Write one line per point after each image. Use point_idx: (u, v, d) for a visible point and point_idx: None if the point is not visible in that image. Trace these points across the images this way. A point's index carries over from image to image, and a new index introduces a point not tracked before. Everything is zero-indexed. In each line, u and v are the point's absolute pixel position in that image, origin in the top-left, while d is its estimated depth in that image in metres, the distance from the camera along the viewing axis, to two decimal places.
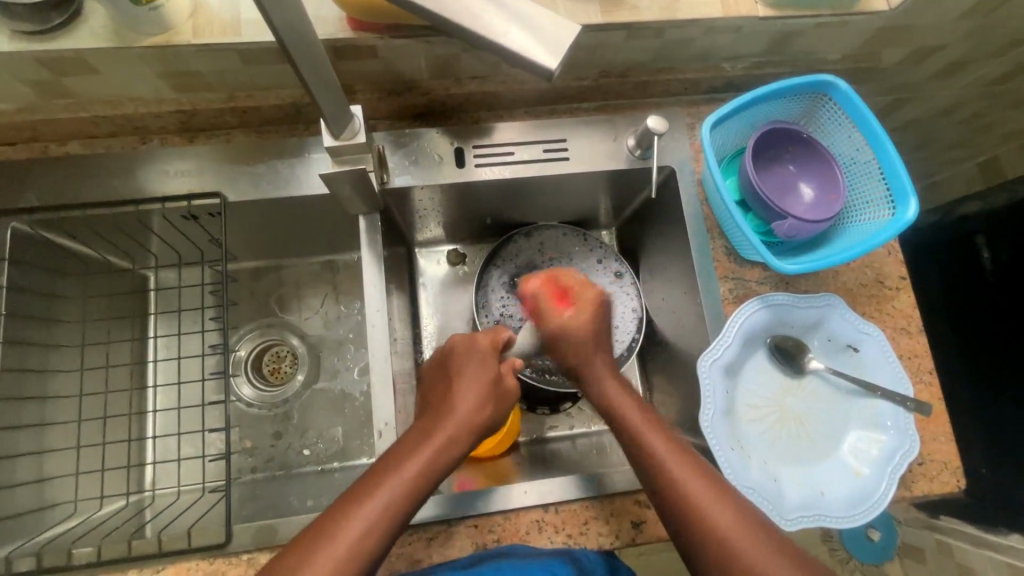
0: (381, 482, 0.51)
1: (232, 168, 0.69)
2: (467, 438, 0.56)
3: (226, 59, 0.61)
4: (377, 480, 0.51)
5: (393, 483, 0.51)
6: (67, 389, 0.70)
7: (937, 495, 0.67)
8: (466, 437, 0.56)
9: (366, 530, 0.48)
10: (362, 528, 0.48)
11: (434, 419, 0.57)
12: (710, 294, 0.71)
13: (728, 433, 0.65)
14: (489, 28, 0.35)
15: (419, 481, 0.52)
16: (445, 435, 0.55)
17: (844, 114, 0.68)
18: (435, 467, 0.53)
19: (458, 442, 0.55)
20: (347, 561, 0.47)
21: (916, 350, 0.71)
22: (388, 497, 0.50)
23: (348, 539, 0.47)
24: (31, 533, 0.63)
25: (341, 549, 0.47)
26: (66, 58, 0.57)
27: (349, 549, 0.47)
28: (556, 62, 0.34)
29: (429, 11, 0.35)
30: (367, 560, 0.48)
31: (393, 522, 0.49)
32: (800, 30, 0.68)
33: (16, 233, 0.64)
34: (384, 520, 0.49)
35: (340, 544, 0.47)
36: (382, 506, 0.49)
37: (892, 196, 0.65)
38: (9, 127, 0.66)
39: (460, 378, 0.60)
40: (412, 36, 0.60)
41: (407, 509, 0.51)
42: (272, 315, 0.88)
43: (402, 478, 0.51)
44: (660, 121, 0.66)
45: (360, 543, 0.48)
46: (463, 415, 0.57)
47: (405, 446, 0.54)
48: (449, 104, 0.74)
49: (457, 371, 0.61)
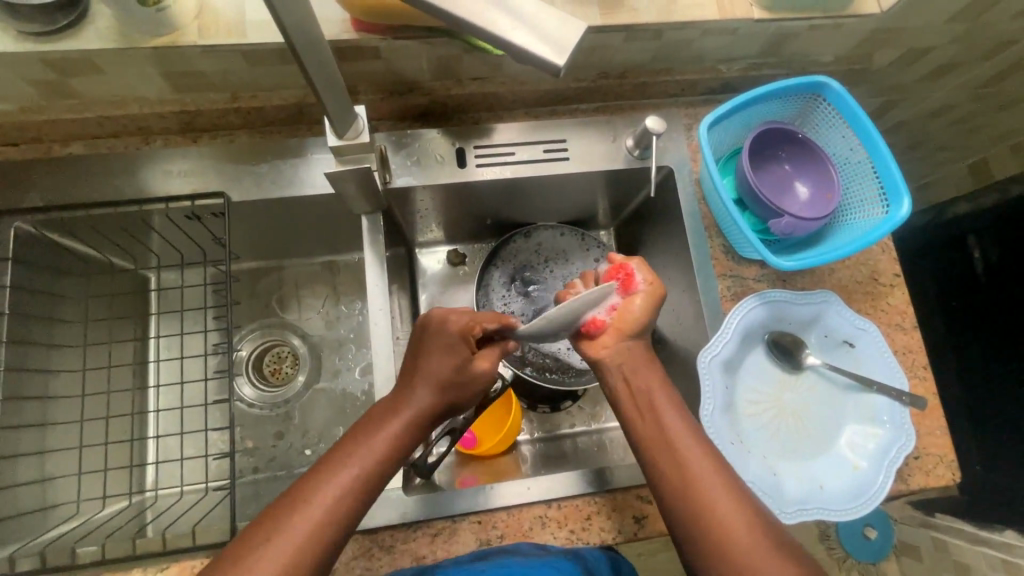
0: (352, 454, 0.51)
1: (235, 168, 0.70)
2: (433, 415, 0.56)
3: (231, 59, 0.61)
4: (349, 451, 0.51)
5: (365, 456, 0.51)
6: (69, 390, 0.70)
7: (934, 488, 0.68)
8: (427, 416, 0.55)
9: (337, 501, 0.48)
10: (333, 498, 0.48)
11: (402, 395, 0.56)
12: (708, 291, 0.72)
13: (727, 428, 0.66)
14: (501, 26, 0.36)
15: (390, 456, 0.52)
16: (412, 411, 0.55)
17: (837, 114, 0.70)
18: (402, 442, 0.54)
19: (426, 419, 0.55)
20: (316, 530, 0.47)
21: (911, 345, 0.72)
22: (358, 468, 0.50)
23: (318, 509, 0.47)
24: (34, 534, 0.63)
25: (311, 517, 0.47)
26: (72, 58, 0.58)
27: (317, 521, 0.47)
28: (564, 57, 0.35)
29: (443, 10, 0.35)
30: (337, 531, 0.48)
31: (363, 495, 0.50)
32: (795, 32, 0.70)
33: (19, 232, 0.64)
34: (354, 492, 0.49)
35: (310, 514, 0.47)
36: (353, 478, 0.50)
37: (886, 194, 0.66)
38: (12, 128, 0.66)
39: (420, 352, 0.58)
40: (414, 37, 0.61)
41: (376, 483, 0.51)
42: (273, 316, 0.89)
43: (373, 452, 0.52)
44: (659, 122, 0.68)
45: (330, 513, 0.47)
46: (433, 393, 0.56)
47: (375, 421, 0.54)
48: (450, 105, 0.75)
49: (422, 349, 0.58)
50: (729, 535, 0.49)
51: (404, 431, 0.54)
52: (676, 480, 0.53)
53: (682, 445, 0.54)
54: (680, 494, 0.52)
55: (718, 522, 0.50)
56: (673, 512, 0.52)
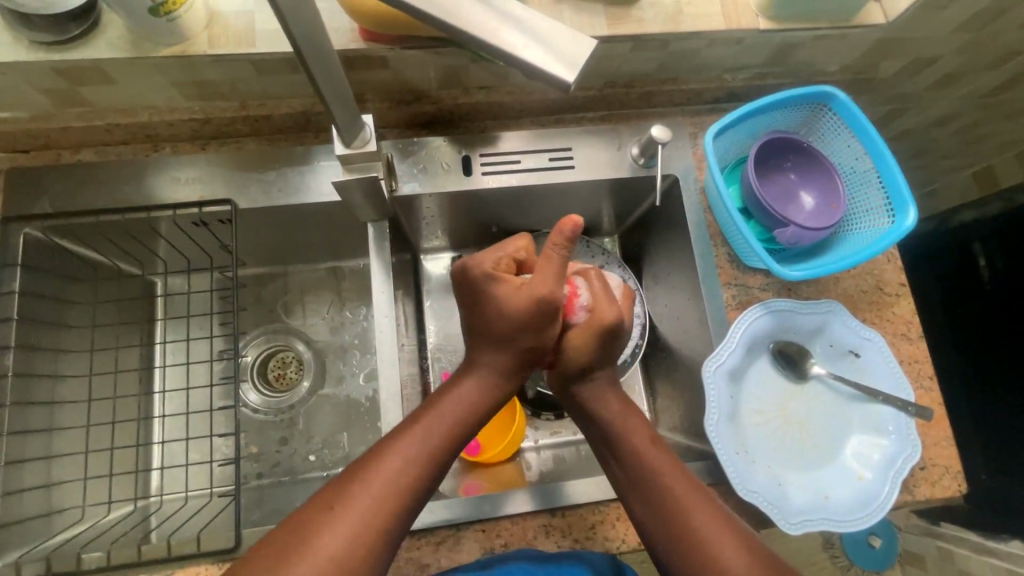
0: (413, 432, 0.54)
1: (242, 176, 0.70)
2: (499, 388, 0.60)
3: (240, 69, 0.62)
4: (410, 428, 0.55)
5: (427, 431, 0.54)
6: (75, 395, 0.70)
7: (939, 500, 0.67)
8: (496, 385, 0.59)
9: (398, 478, 0.51)
10: (396, 473, 0.51)
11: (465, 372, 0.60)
12: (713, 300, 0.72)
13: (732, 438, 0.65)
14: (515, 44, 0.36)
15: (449, 435, 0.55)
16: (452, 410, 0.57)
17: (843, 124, 0.70)
18: (465, 421, 0.57)
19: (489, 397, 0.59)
20: (354, 532, 0.47)
21: (916, 355, 0.72)
22: (420, 444, 0.53)
23: (382, 482, 0.50)
24: (39, 538, 0.63)
25: (374, 492, 0.49)
26: (84, 67, 0.58)
27: (353, 523, 0.47)
28: (578, 71, 0.36)
29: (457, 29, 0.36)
30: (398, 507, 0.50)
31: (426, 473, 0.53)
32: (800, 42, 0.70)
33: (29, 237, 0.65)
34: (415, 470, 0.52)
35: (371, 490, 0.50)
36: (415, 455, 0.53)
37: (892, 204, 0.66)
38: (22, 135, 0.67)
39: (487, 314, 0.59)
40: (422, 47, 0.61)
41: (437, 460, 0.54)
42: (278, 321, 0.89)
43: (435, 429, 0.55)
44: (664, 131, 0.68)
45: (390, 489, 0.50)
46: (494, 374, 0.59)
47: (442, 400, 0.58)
48: (456, 113, 0.75)
49: (487, 300, 0.58)
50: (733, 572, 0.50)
51: (466, 409, 0.57)
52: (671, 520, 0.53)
53: (673, 482, 0.55)
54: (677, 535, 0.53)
55: (723, 562, 0.50)
56: (675, 556, 0.53)
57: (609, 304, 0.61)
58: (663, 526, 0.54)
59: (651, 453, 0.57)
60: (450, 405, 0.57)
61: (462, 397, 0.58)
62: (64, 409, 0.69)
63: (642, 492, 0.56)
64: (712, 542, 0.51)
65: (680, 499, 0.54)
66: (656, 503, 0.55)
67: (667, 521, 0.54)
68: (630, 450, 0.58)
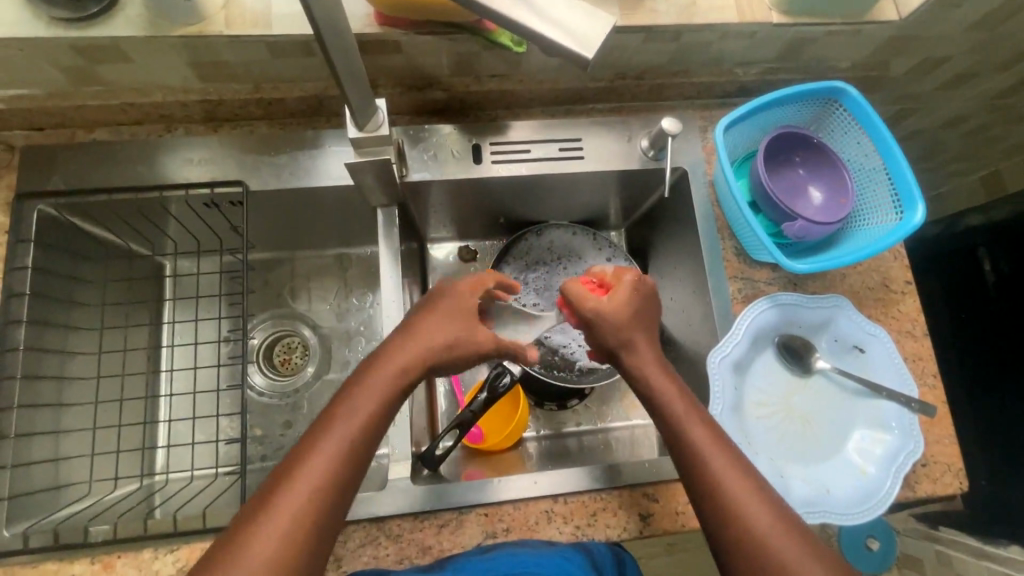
0: (338, 420, 0.50)
1: (254, 158, 0.71)
2: (421, 362, 0.55)
3: (255, 50, 0.62)
4: (333, 416, 0.51)
5: (351, 418, 0.51)
6: (84, 371, 0.71)
7: (941, 497, 0.67)
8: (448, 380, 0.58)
9: (325, 473, 0.48)
10: (322, 469, 0.48)
11: (384, 355, 0.55)
12: (719, 293, 0.72)
13: (736, 429, 0.66)
14: (538, 20, 0.36)
15: (374, 420, 0.51)
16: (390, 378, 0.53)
17: (854, 120, 0.70)
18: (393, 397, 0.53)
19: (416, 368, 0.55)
20: (296, 522, 0.45)
21: (920, 353, 0.72)
22: (344, 435, 0.50)
23: (310, 480, 0.47)
24: (47, 511, 0.64)
25: (302, 492, 0.46)
26: (101, 45, 0.59)
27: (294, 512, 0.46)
28: (596, 49, 0.36)
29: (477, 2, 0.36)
30: (329, 504, 0.47)
31: (354, 461, 0.49)
32: (812, 38, 0.70)
33: (42, 214, 0.66)
34: (343, 463, 0.49)
35: (302, 489, 0.47)
36: (338, 447, 0.49)
37: (901, 201, 0.67)
38: (37, 112, 0.67)
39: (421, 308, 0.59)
40: (436, 33, 0.62)
41: (363, 447, 0.50)
42: (286, 306, 0.90)
43: (359, 416, 0.51)
44: (674, 123, 0.68)
45: (321, 484, 0.47)
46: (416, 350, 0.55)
47: (359, 382, 0.53)
48: (467, 101, 0.76)
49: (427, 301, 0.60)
50: (784, 564, 0.48)
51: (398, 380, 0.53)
52: (715, 502, 0.51)
53: (718, 465, 0.53)
54: (722, 518, 0.51)
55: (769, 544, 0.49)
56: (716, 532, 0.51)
57: (591, 307, 0.61)
58: (710, 506, 0.52)
59: (692, 426, 0.55)
60: (372, 386, 0.52)
61: (382, 376, 0.53)
62: (72, 385, 0.69)
63: (684, 468, 0.54)
64: (756, 529, 0.49)
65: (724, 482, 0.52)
66: (699, 485, 0.53)
67: (712, 502, 0.51)
68: (677, 426, 0.55)
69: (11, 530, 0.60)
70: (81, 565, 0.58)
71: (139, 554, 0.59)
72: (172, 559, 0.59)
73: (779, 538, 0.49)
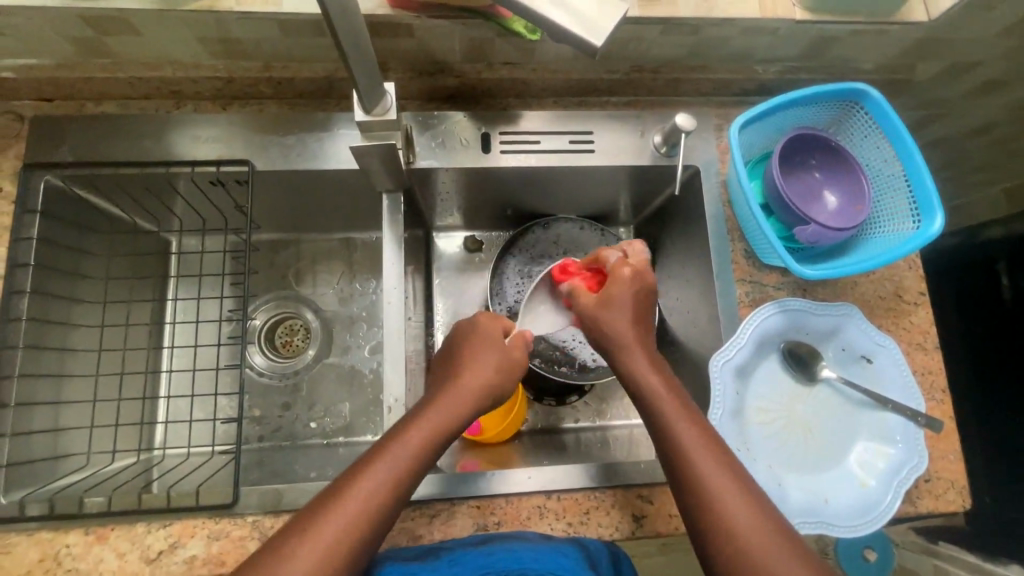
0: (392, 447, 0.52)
1: (261, 138, 0.70)
2: (470, 410, 0.57)
3: (265, 27, 0.61)
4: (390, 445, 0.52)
5: (391, 460, 0.51)
6: (87, 344, 0.71)
7: (942, 514, 0.66)
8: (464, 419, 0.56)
9: (366, 503, 0.48)
10: (357, 506, 0.48)
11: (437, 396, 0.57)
12: (726, 296, 0.71)
13: (735, 434, 0.65)
14: (548, 6, 0.35)
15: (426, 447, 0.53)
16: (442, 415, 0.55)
17: (874, 124, 0.68)
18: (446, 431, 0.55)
19: (461, 418, 0.56)
20: (344, 534, 0.46)
21: (930, 366, 0.70)
22: (384, 476, 0.50)
23: (345, 515, 0.47)
24: (46, 480, 0.65)
25: (342, 518, 0.47)
26: (110, 16, 0.59)
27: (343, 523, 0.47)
28: (606, 35, 0.35)
29: None
30: (368, 528, 0.47)
31: (397, 493, 0.50)
32: (837, 36, 0.68)
33: (49, 184, 0.66)
34: (378, 503, 0.49)
35: (334, 523, 0.47)
36: (376, 489, 0.49)
37: (918, 210, 0.65)
38: (47, 83, 0.67)
39: (469, 355, 0.60)
40: (449, 16, 0.61)
41: (398, 493, 0.50)
42: (289, 288, 0.89)
43: (400, 459, 0.51)
44: (688, 119, 0.66)
45: (372, 501, 0.48)
46: (465, 388, 0.57)
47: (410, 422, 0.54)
48: (479, 88, 0.74)
49: (459, 345, 0.63)
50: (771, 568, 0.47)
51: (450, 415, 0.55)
52: (708, 521, 0.50)
53: (722, 481, 0.51)
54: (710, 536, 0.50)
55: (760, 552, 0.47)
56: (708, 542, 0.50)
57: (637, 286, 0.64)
58: (704, 523, 0.50)
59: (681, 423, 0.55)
60: (421, 424, 0.54)
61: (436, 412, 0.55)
62: (75, 357, 0.70)
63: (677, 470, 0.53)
64: (754, 534, 0.48)
65: (726, 500, 0.50)
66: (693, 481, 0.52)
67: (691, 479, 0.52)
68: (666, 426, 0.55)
69: (10, 497, 0.61)
70: (75, 535, 0.59)
71: (133, 528, 0.59)
72: (165, 534, 0.59)
73: (781, 552, 0.47)
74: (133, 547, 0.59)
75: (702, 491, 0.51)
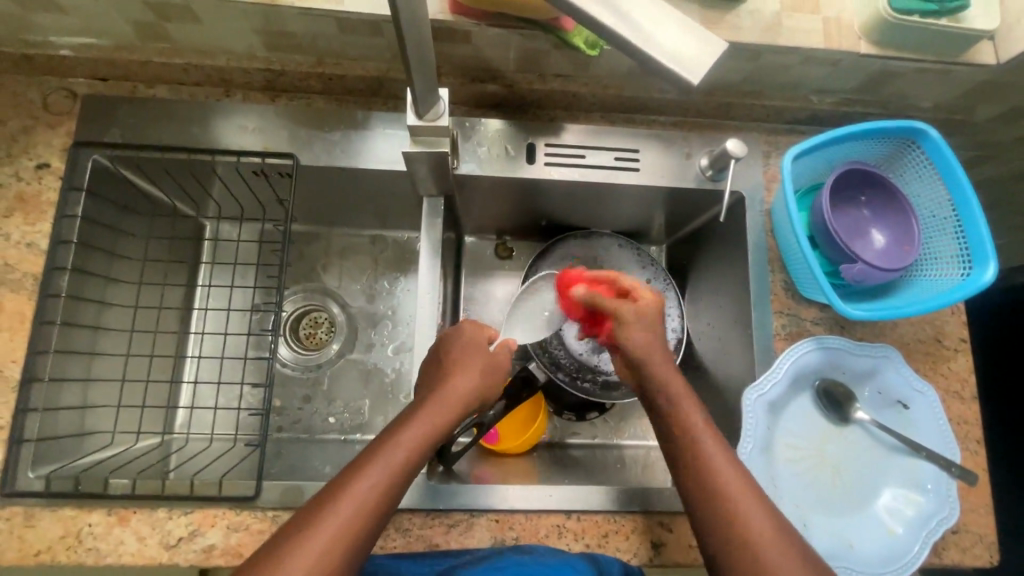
0: (381, 450, 0.50)
1: (307, 132, 0.70)
2: (458, 414, 0.55)
3: (324, 24, 0.61)
4: (378, 448, 0.50)
5: (384, 463, 0.49)
6: (120, 323, 0.72)
7: (967, 568, 0.64)
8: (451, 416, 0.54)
9: (359, 509, 0.46)
10: (349, 511, 0.46)
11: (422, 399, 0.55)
12: (762, 327, 0.70)
13: (763, 471, 0.64)
14: (614, 18, 0.34)
15: (420, 445, 0.51)
16: (432, 416, 0.53)
17: (930, 165, 0.66)
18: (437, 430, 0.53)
19: (453, 421, 0.55)
20: (339, 536, 0.45)
21: (966, 416, 0.68)
22: (377, 479, 0.48)
23: (338, 521, 0.45)
24: (71, 456, 0.65)
25: (335, 525, 0.45)
26: (174, 3, 0.59)
27: (337, 526, 0.45)
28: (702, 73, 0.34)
29: (579, 10, 0.34)
30: (362, 529, 0.46)
31: (392, 493, 0.48)
32: (899, 72, 0.67)
33: (96, 164, 0.67)
34: (374, 505, 0.47)
35: (328, 527, 0.44)
36: (369, 491, 0.47)
37: (970, 257, 0.63)
38: (102, 63, 0.67)
39: (456, 360, 0.59)
40: (508, 26, 0.60)
41: (396, 493, 0.49)
42: (318, 280, 0.90)
43: (393, 460, 0.49)
44: (739, 145, 0.65)
45: (364, 503, 0.46)
46: (453, 393, 0.56)
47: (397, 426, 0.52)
48: (528, 98, 0.74)
49: (442, 350, 0.60)
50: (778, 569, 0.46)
51: (439, 418, 0.54)
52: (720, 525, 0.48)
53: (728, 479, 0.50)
54: (721, 545, 0.48)
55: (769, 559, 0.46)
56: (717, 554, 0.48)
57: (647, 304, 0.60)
58: (712, 530, 0.49)
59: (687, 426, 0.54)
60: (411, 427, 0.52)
61: (426, 415, 0.53)
62: (107, 336, 0.70)
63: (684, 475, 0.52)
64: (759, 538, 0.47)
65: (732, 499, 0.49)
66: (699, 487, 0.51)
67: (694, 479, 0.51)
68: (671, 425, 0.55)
69: (36, 472, 0.61)
70: (97, 515, 0.59)
71: (154, 512, 0.60)
72: (185, 521, 0.60)
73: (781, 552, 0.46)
74: (154, 532, 0.59)
75: (711, 493, 0.50)
